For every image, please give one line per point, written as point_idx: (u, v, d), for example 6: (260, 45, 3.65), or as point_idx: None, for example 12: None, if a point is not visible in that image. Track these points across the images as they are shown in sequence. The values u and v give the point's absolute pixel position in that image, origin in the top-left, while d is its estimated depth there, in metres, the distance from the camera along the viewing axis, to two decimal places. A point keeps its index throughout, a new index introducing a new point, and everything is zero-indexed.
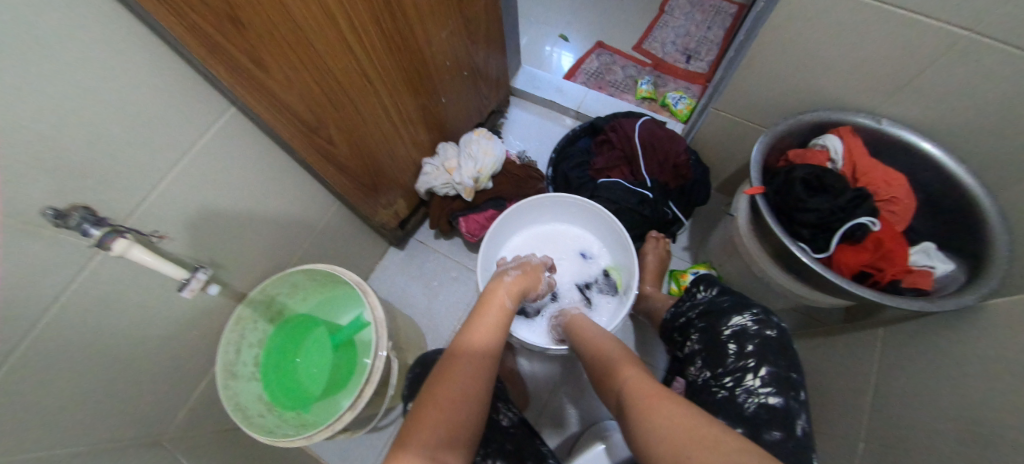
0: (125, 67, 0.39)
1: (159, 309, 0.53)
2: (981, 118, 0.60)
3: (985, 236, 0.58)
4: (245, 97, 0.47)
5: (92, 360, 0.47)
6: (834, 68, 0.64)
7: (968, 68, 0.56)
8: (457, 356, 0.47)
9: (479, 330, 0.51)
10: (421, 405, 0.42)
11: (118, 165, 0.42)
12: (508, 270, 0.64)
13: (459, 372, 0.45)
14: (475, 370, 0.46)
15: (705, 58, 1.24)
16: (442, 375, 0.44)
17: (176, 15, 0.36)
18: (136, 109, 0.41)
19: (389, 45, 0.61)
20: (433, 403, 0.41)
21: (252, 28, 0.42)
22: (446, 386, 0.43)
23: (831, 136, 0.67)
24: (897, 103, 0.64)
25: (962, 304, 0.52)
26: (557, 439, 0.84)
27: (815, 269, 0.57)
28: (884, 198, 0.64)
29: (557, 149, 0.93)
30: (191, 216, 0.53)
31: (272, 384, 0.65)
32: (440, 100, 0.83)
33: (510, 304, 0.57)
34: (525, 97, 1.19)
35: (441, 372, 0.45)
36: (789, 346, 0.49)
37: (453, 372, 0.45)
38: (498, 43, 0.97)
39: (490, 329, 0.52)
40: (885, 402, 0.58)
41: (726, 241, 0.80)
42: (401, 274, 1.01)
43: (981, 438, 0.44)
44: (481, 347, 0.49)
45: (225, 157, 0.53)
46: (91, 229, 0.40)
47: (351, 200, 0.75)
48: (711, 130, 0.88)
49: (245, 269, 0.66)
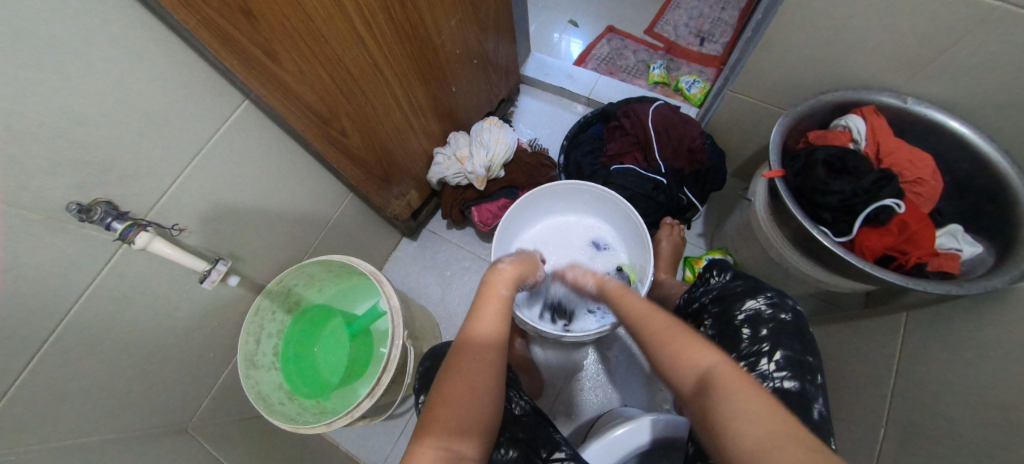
0: (141, 62, 0.39)
1: (182, 301, 0.55)
2: (1016, 94, 0.57)
3: (1016, 218, 0.56)
4: (259, 90, 0.47)
5: (119, 350, 0.49)
6: (858, 45, 0.61)
7: (1003, 40, 0.53)
8: (461, 353, 0.46)
9: (480, 323, 0.49)
10: (433, 404, 0.42)
11: (138, 160, 0.43)
12: (502, 257, 0.60)
13: (468, 370, 0.44)
14: (483, 367, 0.45)
15: (720, 39, 1.20)
16: (446, 375, 0.44)
17: (190, 9, 0.36)
18: (152, 104, 0.42)
19: (399, 34, 0.61)
20: (440, 403, 0.41)
21: (263, 19, 0.42)
22: (455, 388, 0.42)
23: (854, 116, 0.65)
24: (926, 80, 0.62)
25: (990, 288, 0.51)
26: (570, 427, 0.84)
27: (837, 253, 0.55)
28: (910, 178, 0.62)
29: (569, 135, 0.91)
30: (209, 210, 0.53)
31: (291, 373, 0.67)
32: (450, 89, 0.83)
33: (506, 292, 0.54)
34: (534, 84, 1.18)
35: (448, 373, 0.44)
36: (804, 330, 0.48)
37: (461, 370, 0.44)
38: (507, 29, 0.95)
39: (493, 321, 0.50)
40: (909, 388, 0.57)
41: (743, 227, 0.79)
42: (414, 265, 1.02)
43: (1010, 424, 0.43)
44: (483, 343, 0.47)
45: (240, 151, 0.54)
46: (114, 223, 0.41)
47: (364, 191, 0.75)
48: (727, 113, 0.85)
49: (263, 261, 0.67)
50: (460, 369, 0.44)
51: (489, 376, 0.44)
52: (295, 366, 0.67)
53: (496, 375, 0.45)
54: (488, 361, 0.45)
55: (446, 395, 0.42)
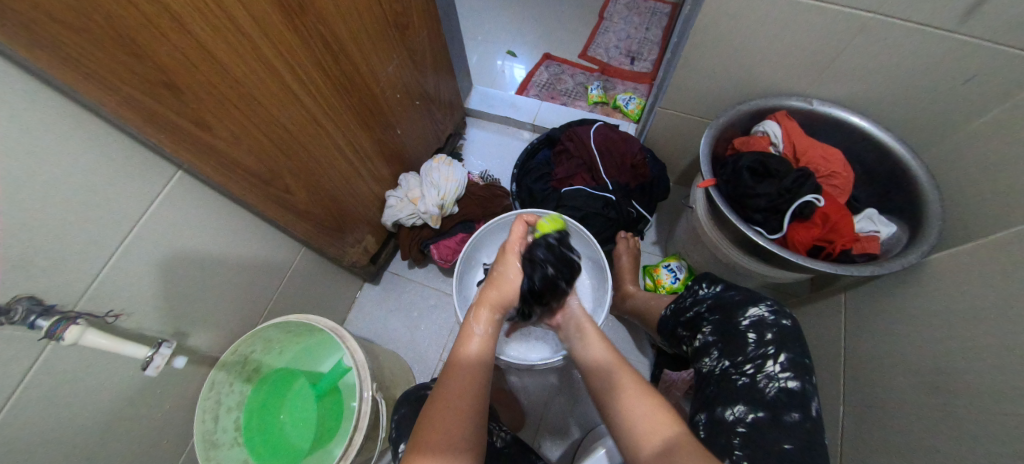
0: (59, 148, 0.38)
1: (127, 391, 0.51)
2: (898, 88, 0.64)
3: (919, 197, 0.63)
4: (191, 161, 0.46)
5: (56, 456, 0.45)
6: (763, 59, 0.68)
7: (880, 45, 0.60)
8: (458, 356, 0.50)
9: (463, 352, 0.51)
10: (436, 395, 0.46)
11: (63, 249, 0.41)
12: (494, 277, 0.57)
13: (457, 383, 0.47)
14: (475, 370, 0.49)
15: (648, 57, 1.30)
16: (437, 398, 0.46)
17: (107, 89, 0.36)
18: (73, 191, 0.40)
19: (336, 87, 0.62)
20: (430, 416, 0.45)
21: (190, 92, 0.42)
22: (450, 386, 0.47)
23: (769, 121, 0.71)
24: (823, 84, 0.69)
25: (907, 264, 0.55)
26: (559, 450, 0.84)
27: (771, 250, 0.60)
28: (825, 173, 0.69)
29: (519, 164, 0.97)
30: (149, 289, 0.51)
31: (257, 445, 0.63)
32: (395, 131, 0.84)
33: (479, 330, 0.52)
34: (480, 116, 1.21)
35: (445, 375, 0.48)
36: (803, 336, 0.50)
37: (450, 375, 0.48)
38: (446, 67, 0.98)
39: (479, 346, 0.51)
40: (858, 365, 0.62)
41: (691, 232, 0.83)
42: (379, 309, 1.01)
43: (951, 390, 0.46)
44: (467, 354, 0.50)
45: (177, 223, 0.52)
46: (38, 320, 0.38)
47: (317, 244, 0.74)
48: (661, 127, 0.91)
49: (214, 332, 0.64)
50: (452, 375, 0.48)
51: (478, 378, 0.48)
52: (261, 438, 0.65)
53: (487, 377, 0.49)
54: (476, 368, 0.49)
55: (441, 392, 0.46)
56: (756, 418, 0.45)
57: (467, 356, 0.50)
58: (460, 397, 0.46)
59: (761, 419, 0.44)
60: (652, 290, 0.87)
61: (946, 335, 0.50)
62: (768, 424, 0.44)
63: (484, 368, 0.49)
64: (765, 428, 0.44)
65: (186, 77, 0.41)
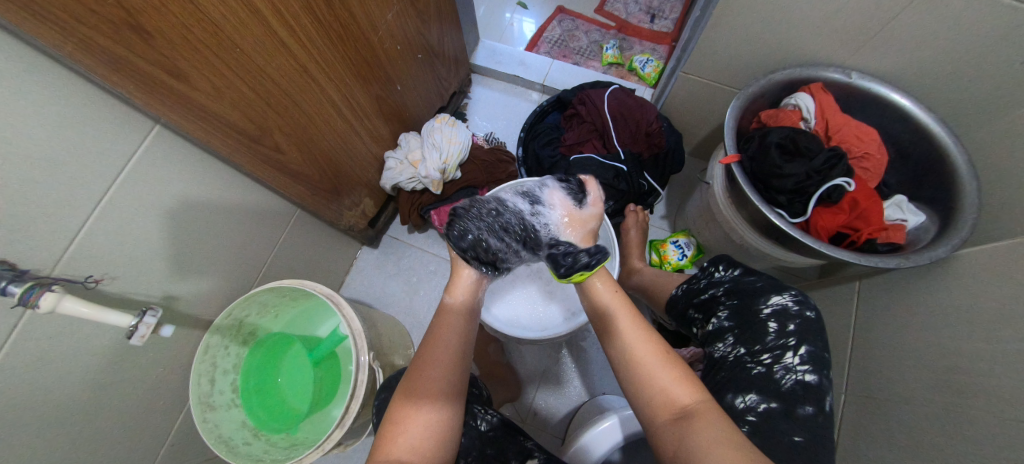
0: (15, 97, 0.33)
1: (115, 355, 0.49)
2: (948, 64, 0.59)
3: (954, 184, 0.59)
4: (165, 114, 0.41)
5: (47, 421, 0.44)
6: (805, 23, 0.61)
7: (937, 13, 0.54)
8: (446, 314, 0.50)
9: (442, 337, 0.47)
10: (418, 360, 0.46)
11: (31, 212, 0.37)
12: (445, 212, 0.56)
13: (437, 345, 0.46)
14: (459, 326, 0.49)
15: (670, 15, 1.19)
16: (420, 361, 0.45)
17: (63, 33, 0.30)
18: (31, 149, 0.35)
19: (328, 34, 0.55)
20: (411, 382, 0.44)
21: (161, 38, 0.36)
22: (431, 355, 0.45)
23: (803, 94, 0.66)
24: (867, 55, 0.63)
25: (935, 258, 0.53)
26: (554, 417, 0.86)
27: (793, 235, 0.57)
28: (858, 154, 0.65)
29: (526, 127, 0.91)
30: (131, 255, 0.48)
31: (256, 408, 0.64)
32: (395, 87, 0.78)
33: (449, 299, 0.52)
34: (486, 73, 1.13)
35: (424, 350, 0.46)
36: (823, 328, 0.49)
37: (431, 352, 0.46)
38: (451, 16, 0.90)
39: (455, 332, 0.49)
40: (867, 354, 0.61)
41: (704, 209, 0.80)
42: (377, 274, 0.99)
43: (965, 390, 0.45)
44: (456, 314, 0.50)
45: (156, 182, 0.48)
46: (10, 286, 0.35)
47: (311, 207, 0.71)
48: (682, 94, 0.85)
49: (205, 295, 0.62)
50: (434, 349, 0.46)
51: (463, 342, 0.48)
52: (259, 401, 0.65)
53: (467, 348, 0.48)
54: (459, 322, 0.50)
55: (423, 361, 0.45)
56: (768, 408, 0.44)
57: (453, 307, 0.51)
58: (437, 367, 0.45)
59: (773, 410, 0.44)
60: (657, 266, 0.85)
61: (965, 333, 0.48)
62: (780, 415, 0.43)
63: (468, 333, 0.49)
64: (776, 419, 0.43)
65: (154, 20, 0.34)
